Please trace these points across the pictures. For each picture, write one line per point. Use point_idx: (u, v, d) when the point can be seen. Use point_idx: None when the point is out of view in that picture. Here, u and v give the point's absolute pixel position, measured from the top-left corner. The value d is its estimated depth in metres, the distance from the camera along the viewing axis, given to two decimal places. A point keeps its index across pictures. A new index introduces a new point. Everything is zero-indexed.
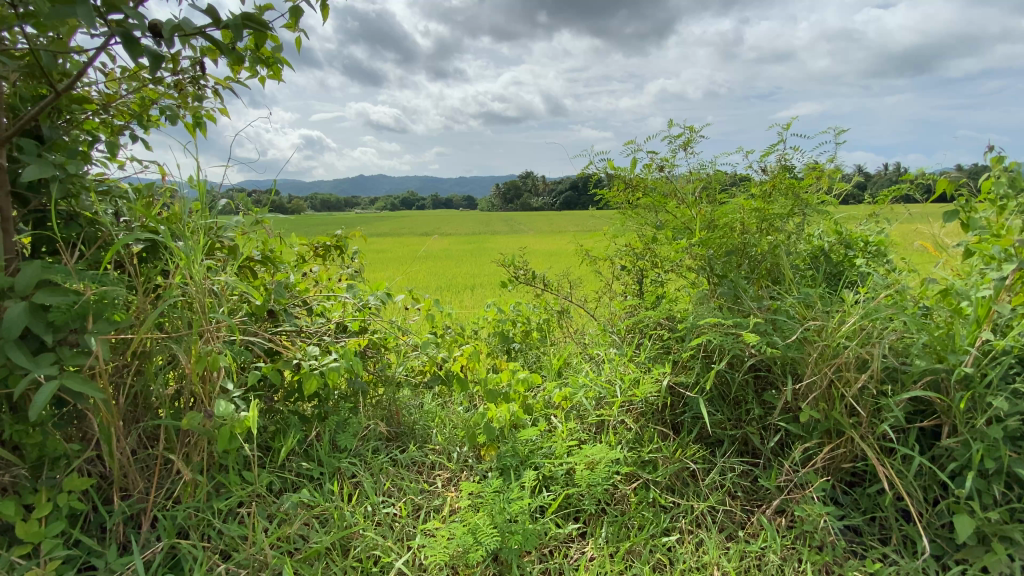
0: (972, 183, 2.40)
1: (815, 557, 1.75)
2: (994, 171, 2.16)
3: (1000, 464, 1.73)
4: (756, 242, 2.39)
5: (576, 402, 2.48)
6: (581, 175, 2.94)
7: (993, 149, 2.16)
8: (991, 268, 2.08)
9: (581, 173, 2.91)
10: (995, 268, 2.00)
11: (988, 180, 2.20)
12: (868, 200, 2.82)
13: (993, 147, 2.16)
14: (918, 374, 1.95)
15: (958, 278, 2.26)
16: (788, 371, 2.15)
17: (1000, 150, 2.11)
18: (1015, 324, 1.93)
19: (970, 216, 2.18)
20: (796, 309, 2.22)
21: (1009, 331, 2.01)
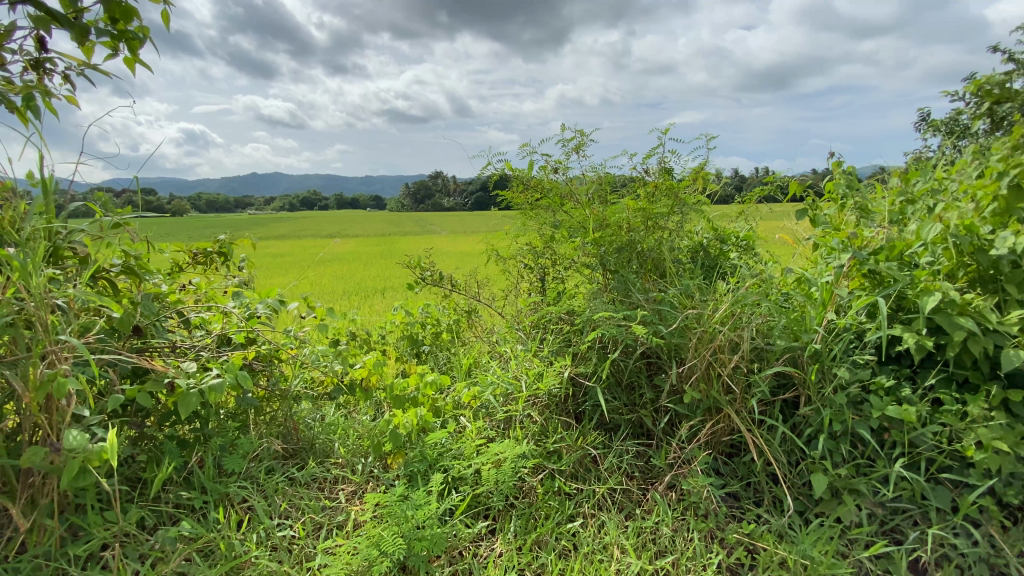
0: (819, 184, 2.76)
1: (702, 525, 1.91)
2: (835, 173, 2.51)
3: (846, 426, 2.00)
4: (641, 239, 2.56)
5: (484, 401, 2.50)
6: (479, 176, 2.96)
7: (833, 156, 2.53)
8: (833, 257, 2.41)
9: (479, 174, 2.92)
10: (836, 258, 2.33)
11: (831, 182, 2.57)
12: (738, 199, 3.14)
13: (833, 154, 2.53)
14: (780, 352, 2.22)
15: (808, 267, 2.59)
16: (672, 356, 2.33)
17: (838, 157, 2.47)
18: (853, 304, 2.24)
19: (816, 213, 2.53)
20: (678, 300, 2.41)
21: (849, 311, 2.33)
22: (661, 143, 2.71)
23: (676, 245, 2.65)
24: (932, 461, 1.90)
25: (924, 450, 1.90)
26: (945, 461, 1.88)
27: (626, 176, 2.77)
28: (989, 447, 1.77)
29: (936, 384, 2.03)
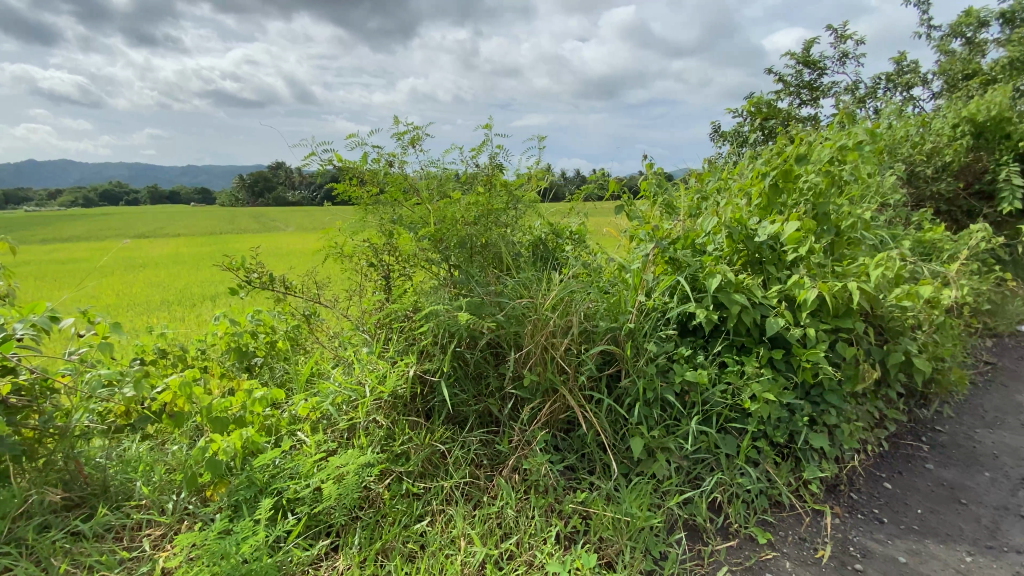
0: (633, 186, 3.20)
1: (542, 502, 2.03)
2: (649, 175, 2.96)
3: (656, 392, 2.30)
4: (478, 235, 2.62)
5: (324, 411, 2.32)
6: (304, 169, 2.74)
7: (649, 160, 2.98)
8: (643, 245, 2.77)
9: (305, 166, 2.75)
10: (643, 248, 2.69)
11: (645, 182, 3.02)
12: (568, 197, 3.43)
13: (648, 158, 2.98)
14: (603, 332, 2.46)
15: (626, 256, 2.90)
16: (512, 343, 2.43)
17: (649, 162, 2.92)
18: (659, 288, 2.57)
19: (630, 210, 2.88)
20: (515, 292, 2.54)
21: None
22: (490, 139, 2.78)
23: (512, 239, 2.79)
24: (722, 415, 2.28)
25: (716, 406, 2.26)
26: (731, 414, 2.26)
27: (456, 171, 2.78)
28: (759, 398, 2.18)
29: (722, 350, 2.44)
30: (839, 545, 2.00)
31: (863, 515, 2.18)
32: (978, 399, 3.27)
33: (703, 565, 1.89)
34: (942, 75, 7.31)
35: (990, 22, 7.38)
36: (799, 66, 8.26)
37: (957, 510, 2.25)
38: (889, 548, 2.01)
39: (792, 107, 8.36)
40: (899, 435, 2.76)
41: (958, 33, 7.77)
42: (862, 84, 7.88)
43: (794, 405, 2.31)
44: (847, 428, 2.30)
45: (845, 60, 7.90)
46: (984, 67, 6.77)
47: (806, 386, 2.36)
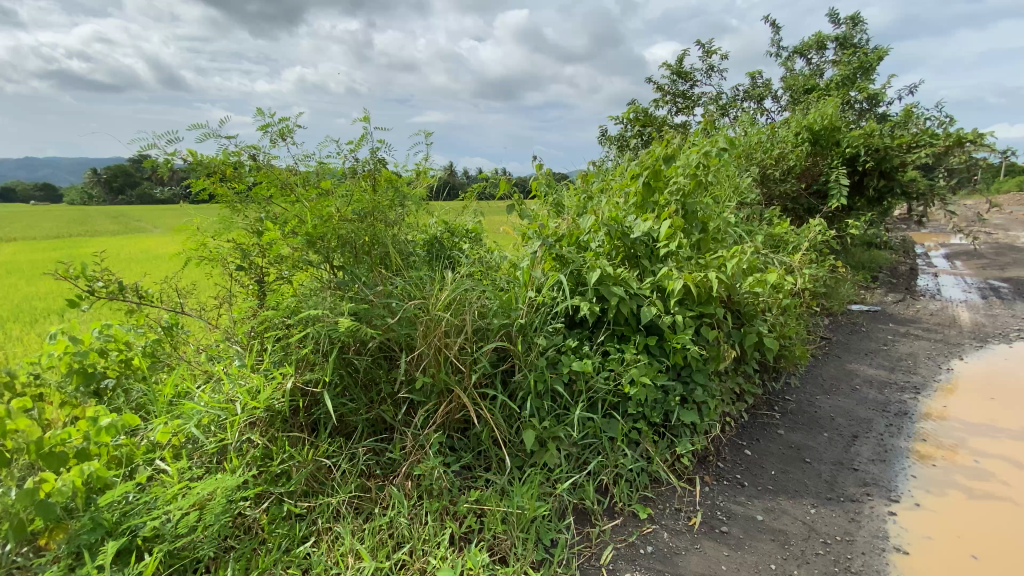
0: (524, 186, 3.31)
1: (435, 505, 2.00)
2: (540, 175, 3.08)
3: (546, 384, 2.37)
4: (361, 233, 2.50)
5: (189, 434, 2.08)
6: (148, 164, 2.40)
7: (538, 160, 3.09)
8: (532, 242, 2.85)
9: (145, 161, 2.37)
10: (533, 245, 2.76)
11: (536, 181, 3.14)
12: (462, 195, 3.47)
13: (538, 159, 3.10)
14: (497, 330, 2.47)
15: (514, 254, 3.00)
16: (403, 346, 2.35)
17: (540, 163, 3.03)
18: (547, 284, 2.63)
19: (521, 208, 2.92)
20: (403, 294, 2.46)
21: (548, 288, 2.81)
22: (368, 132, 2.65)
23: (399, 238, 2.71)
24: (606, 400, 2.41)
25: (600, 393, 2.39)
26: (613, 399, 2.41)
27: (333, 165, 2.58)
28: (637, 381, 2.35)
29: (605, 339, 2.59)
30: (708, 511, 2.21)
31: (728, 481, 2.43)
32: (817, 370, 3.81)
33: (591, 547, 1.98)
34: (788, 90, 8.39)
35: (822, 46, 8.61)
36: (674, 77, 9.02)
37: (801, 468, 2.60)
38: (748, 507, 2.26)
39: (669, 114, 9.10)
40: (757, 406, 3.13)
41: (799, 55, 8.97)
42: (726, 95, 8.79)
43: (668, 386, 2.53)
44: (711, 403, 2.56)
45: (712, 72, 8.76)
46: (819, 85, 7.87)
47: (676, 368, 2.59)
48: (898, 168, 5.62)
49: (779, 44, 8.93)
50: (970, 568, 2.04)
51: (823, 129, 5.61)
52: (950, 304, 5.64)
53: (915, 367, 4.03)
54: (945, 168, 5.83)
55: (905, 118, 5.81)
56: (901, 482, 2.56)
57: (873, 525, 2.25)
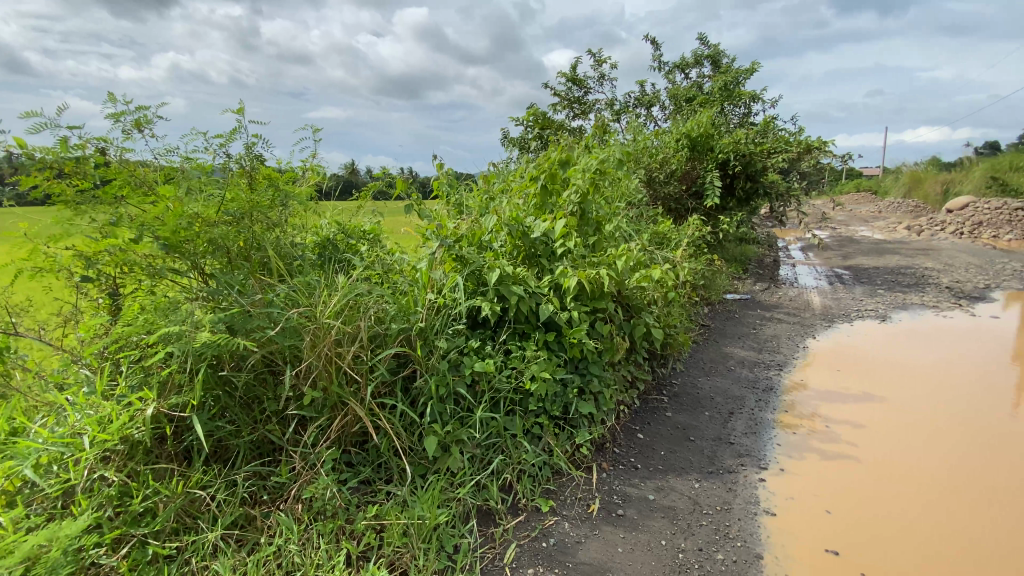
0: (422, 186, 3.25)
1: (329, 526, 1.90)
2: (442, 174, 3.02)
3: (449, 387, 2.31)
4: (233, 235, 2.29)
5: (23, 480, 1.76)
6: None
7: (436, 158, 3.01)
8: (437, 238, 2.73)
9: None
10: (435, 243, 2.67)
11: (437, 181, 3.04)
12: (355, 195, 3.35)
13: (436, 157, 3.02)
14: (395, 334, 2.37)
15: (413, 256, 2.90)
16: (287, 359, 2.19)
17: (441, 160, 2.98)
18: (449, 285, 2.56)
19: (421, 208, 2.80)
20: (285, 302, 2.28)
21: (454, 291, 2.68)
22: (241, 126, 2.42)
23: (282, 241, 2.54)
24: (508, 399, 2.42)
25: (502, 391, 2.40)
26: (515, 397, 2.42)
27: (200, 162, 2.30)
28: (538, 377, 2.39)
29: (507, 338, 2.60)
30: (605, 497, 2.32)
31: (623, 465, 2.57)
32: (698, 354, 4.19)
33: (494, 547, 1.99)
34: (671, 99, 9.10)
35: (699, 60, 9.44)
36: (570, 83, 9.40)
37: (687, 446, 2.82)
38: (641, 489, 2.40)
39: (567, 118, 9.47)
40: (648, 392, 3.35)
41: (679, 67, 9.76)
42: (617, 101, 9.32)
43: (565, 379, 2.61)
44: (606, 392, 2.68)
45: (605, 80, 9.24)
46: (697, 95, 8.62)
47: (574, 361, 2.68)
48: (761, 172, 6.34)
49: (662, 56, 9.65)
50: (823, 521, 2.34)
51: (699, 136, 6.17)
52: (804, 290, 6.49)
53: (778, 346, 4.58)
54: (798, 172, 6.68)
55: (765, 128, 6.56)
56: (769, 451, 2.88)
57: (747, 492, 2.50)
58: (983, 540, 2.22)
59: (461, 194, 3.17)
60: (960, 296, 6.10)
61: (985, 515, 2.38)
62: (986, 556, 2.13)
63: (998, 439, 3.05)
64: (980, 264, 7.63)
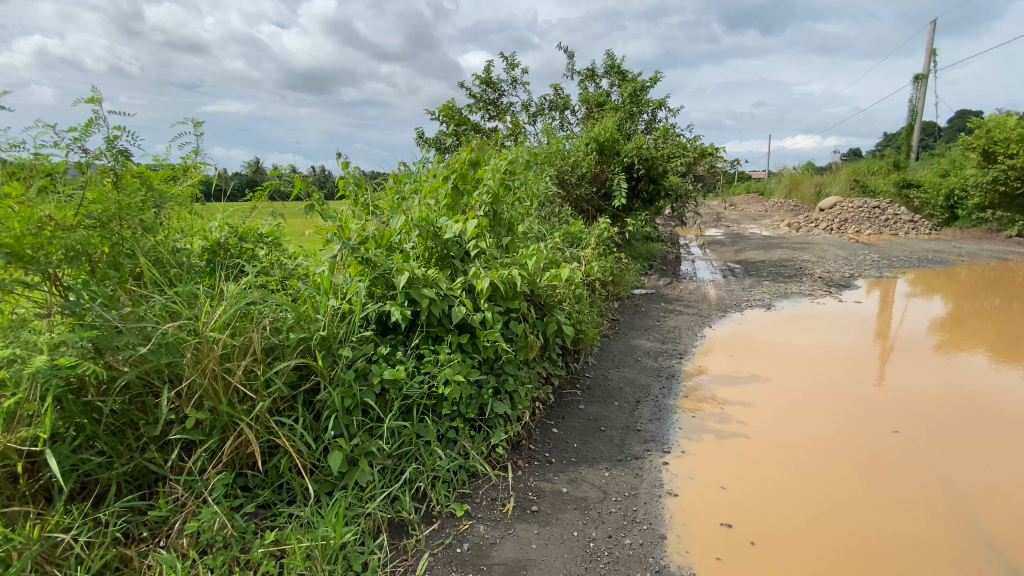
0: (324, 186, 3.07)
1: (221, 559, 1.74)
2: (347, 173, 2.90)
3: (356, 398, 2.20)
4: (91, 240, 1.97)
5: None
6: None
7: (340, 157, 2.88)
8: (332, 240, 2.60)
9: None
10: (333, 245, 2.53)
11: (342, 180, 2.86)
12: (247, 196, 3.14)
13: (340, 156, 2.89)
14: (294, 345, 2.21)
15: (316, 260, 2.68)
16: (164, 378, 1.97)
17: (344, 159, 2.85)
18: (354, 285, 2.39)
19: (322, 208, 2.61)
20: (160, 315, 2.04)
21: (377, 294, 2.50)
22: (101, 118, 2.15)
23: (158, 247, 2.31)
24: (421, 404, 2.34)
25: (414, 398, 2.31)
26: (428, 402, 2.35)
27: (52, 159, 1.99)
28: (451, 381, 2.33)
29: (420, 342, 2.51)
30: (520, 494, 2.33)
31: (538, 461, 2.61)
32: (609, 348, 4.38)
33: (407, 560, 1.93)
34: (581, 104, 9.43)
35: (606, 67, 9.87)
36: (483, 86, 9.45)
37: (598, 436, 2.93)
38: (555, 483, 2.45)
39: (483, 120, 9.49)
40: (562, 387, 3.44)
41: (589, 74, 10.15)
42: (531, 104, 9.49)
43: (480, 380, 2.58)
44: (521, 391, 2.69)
45: (517, 84, 9.40)
46: (606, 101, 9.01)
47: (489, 362, 2.66)
48: (662, 175, 6.77)
49: (572, 62, 9.98)
50: (719, 496, 2.53)
51: (606, 140, 6.45)
52: (702, 284, 7.02)
53: (680, 336, 4.91)
54: (695, 175, 7.21)
55: (665, 133, 7.01)
56: (672, 436, 3.07)
57: (652, 476, 2.65)
58: (849, 499, 2.52)
59: (370, 195, 2.98)
60: (830, 284, 6.92)
61: (850, 477, 2.70)
62: (850, 513, 2.41)
63: (860, 408, 3.49)
64: (845, 256, 8.71)
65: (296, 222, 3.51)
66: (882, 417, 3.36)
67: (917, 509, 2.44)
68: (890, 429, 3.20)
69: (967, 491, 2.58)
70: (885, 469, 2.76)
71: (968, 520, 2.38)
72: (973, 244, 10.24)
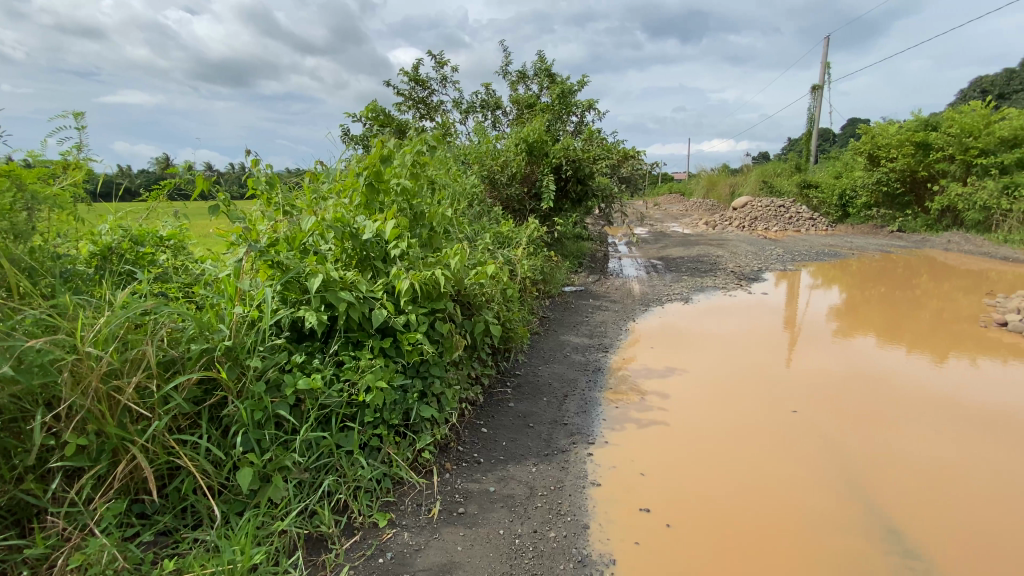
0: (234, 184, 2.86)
1: None
2: (256, 171, 2.69)
3: (268, 411, 2.08)
4: None
5: None
6: None
7: (250, 154, 2.69)
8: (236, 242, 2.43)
9: None
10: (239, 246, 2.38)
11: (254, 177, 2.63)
12: (142, 194, 2.87)
13: (249, 152, 2.69)
14: (196, 357, 2.04)
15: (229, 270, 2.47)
16: (39, 401, 1.75)
17: (255, 156, 2.67)
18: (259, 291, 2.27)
19: (229, 209, 2.41)
20: (35, 329, 1.82)
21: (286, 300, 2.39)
22: None
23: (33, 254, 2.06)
24: (341, 413, 2.25)
25: (333, 406, 2.22)
26: (348, 410, 2.27)
27: None
28: (373, 387, 2.25)
29: (339, 348, 2.42)
30: (446, 497, 2.32)
31: (466, 462, 2.60)
32: (539, 345, 4.46)
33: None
34: (512, 105, 9.51)
35: (536, 69, 10.01)
36: (413, 83, 9.27)
37: (526, 433, 2.98)
38: (483, 483, 2.46)
39: (413, 118, 9.33)
40: (492, 385, 3.46)
41: (519, 75, 10.24)
42: (463, 103, 9.44)
43: (406, 385, 2.51)
44: (448, 393, 2.66)
45: (447, 82, 9.30)
46: (536, 102, 9.14)
47: (416, 365, 2.59)
48: (589, 176, 6.98)
49: (503, 62, 10.03)
50: (638, 483, 2.65)
51: (534, 141, 6.56)
52: (628, 280, 7.32)
53: (607, 331, 5.09)
54: (620, 176, 7.50)
55: (591, 135, 7.23)
56: (597, 428, 3.17)
57: (577, 468, 2.73)
58: (755, 477, 2.72)
59: (283, 194, 2.71)
60: (742, 278, 7.45)
61: (755, 456, 2.91)
62: (755, 490, 2.61)
63: (766, 391, 3.78)
64: (756, 252, 9.43)
65: (202, 223, 3.26)
66: (784, 398, 3.66)
67: (812, 481, 2.68)
68: (791, 409, 3.48)
69: (852, 461, 2.87)
70: (786, 447, 3.01)
71: (853, 487, 2.64)
72: (862, 239, 11.43)
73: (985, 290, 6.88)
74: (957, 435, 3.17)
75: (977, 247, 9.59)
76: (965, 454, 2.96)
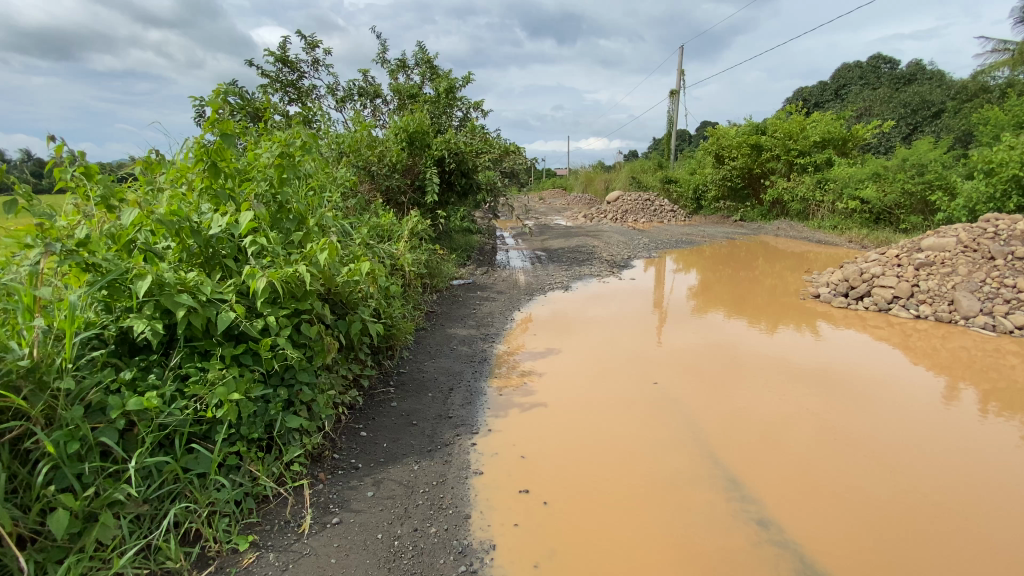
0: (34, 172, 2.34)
1: None
2: (60, 158, 2.22)
3: (88, 440, 1.79)
4: None
5: None
6: None
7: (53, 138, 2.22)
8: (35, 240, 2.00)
9: None
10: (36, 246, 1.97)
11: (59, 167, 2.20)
12: None
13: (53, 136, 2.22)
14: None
15: (49, 278, 2.04)
16: None
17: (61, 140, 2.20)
18: (65, 304, 1.91)
19: (29, 203, 2.01)
20: None
21: (95, 308, 2.06)
22: None
23: None
24: (187, 433, 2.01)
25: (177, 426, 1.98)
26: (196, 429, 2.04)
27: None
28: (225, 402, 2.05)
29: (182, 360, 2.15)
30: (319, 509, 2.20)
31: (342, 470, 2.48)
32: (424, 341, 4.38)
33: None
34: (393, 94, 9.18)
35: (416, 59, 9.77)
36: (279, 64, 8.51)
37: (409, 431, 2.92)
38: (359, 489, 2.36)
39: (281, 103, 8.57)
40: (373, 386, 3.32)
41: (399, 64, 9.91)
42: (338, 89, 8.90)
43: (267, 395, 2.31)
44: (320, 399, 2.50)
45: (319, 66, 8.69)
46: (418, 93, 8.93)
47: (279, 371, 2.40)
48: (473, 169, 7.01)
49: (381, 49, 9.62)
50: (518, 465, 2.75)
51: (414, 131, 6.40)
52: (514, 271, 7.52)
53: (493, 322, 5.16)
54: (502, 170, 7.63)
55: (473, 128, 7.26)
56: (481, 417, 3.22)
57: (460, 459, 2.74)
58: (621, 446, 2.97)
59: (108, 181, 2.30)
60: (615, 265, 8.05)
61: (621, 426, 3.18)
62: (620, 458, 2.85)
63: (635, 367, 4.12)
64: (628, 242, 10.25)
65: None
66: (647, 371, 4.04)
67: (669, 444, 3.00)
68: (651, 380, 3.86)
69: (700, 423, 3.26)
70: (649, 415, 3.32)
71: (700, 445, 3.01)
72: (714, 228, 12.98)
73: (804, 269, 8.21)
74: (781, 392, 3.76)
75: (799, 232, 11.41)
76: (786, 408, 3.51)
